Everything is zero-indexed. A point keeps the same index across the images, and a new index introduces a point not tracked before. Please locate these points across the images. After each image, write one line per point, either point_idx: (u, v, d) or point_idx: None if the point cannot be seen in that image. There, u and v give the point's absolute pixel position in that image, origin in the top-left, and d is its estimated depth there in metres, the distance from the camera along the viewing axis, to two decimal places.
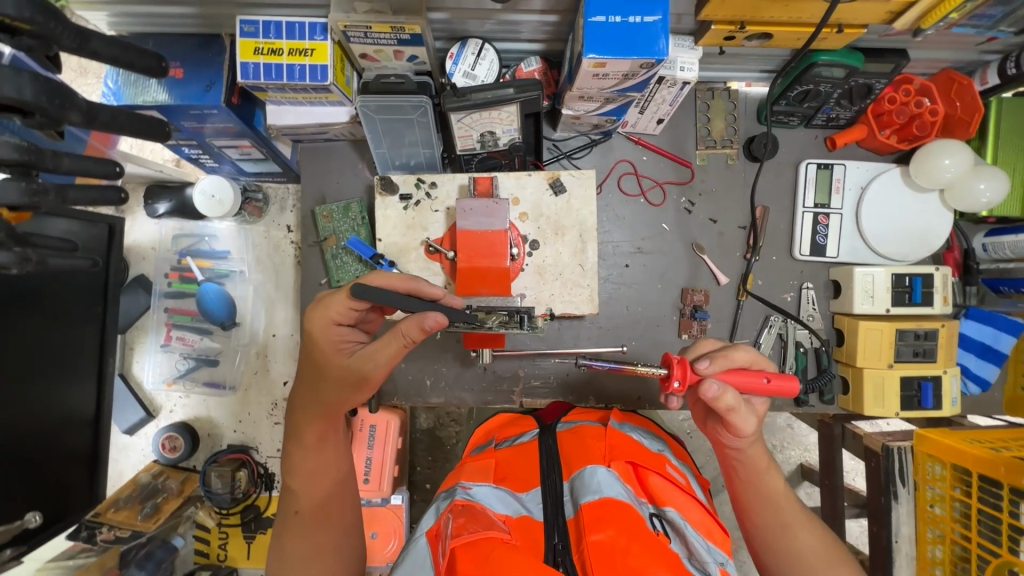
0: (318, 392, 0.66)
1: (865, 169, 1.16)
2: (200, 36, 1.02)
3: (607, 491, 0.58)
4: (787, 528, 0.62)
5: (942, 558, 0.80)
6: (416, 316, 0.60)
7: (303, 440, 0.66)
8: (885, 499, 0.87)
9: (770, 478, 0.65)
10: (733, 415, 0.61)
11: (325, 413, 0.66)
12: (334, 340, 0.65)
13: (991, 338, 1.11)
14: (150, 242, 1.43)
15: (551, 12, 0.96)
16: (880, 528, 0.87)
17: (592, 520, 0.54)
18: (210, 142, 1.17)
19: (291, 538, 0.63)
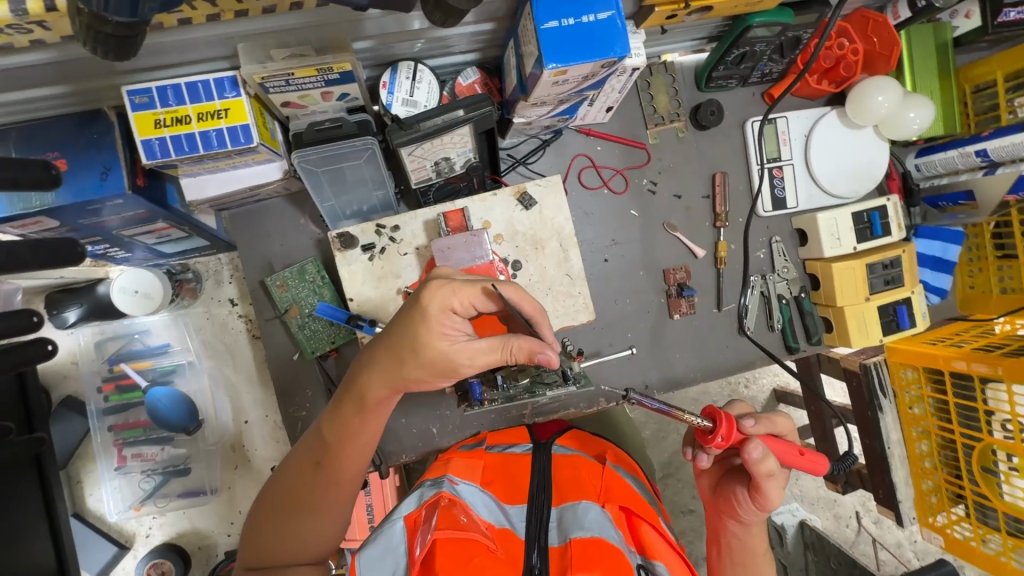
0: (397, 367, 0.61)
1: (804, 117, 1.24)
2: (76, 116, 0.85)
3: (594, 525, 0.71)
4: None
5: (930, 449, 1.03)
6: (536, 344, 0.58)
7: (362, 400, 0.64)
8: (874, 412, 1.06)
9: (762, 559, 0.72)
10: (770, 481, 0.64)
11: (394, 386, 0.62)
12: (442, 325, 0.58)
13: (940, 250, 1.26)
14: (69, 358, 1.23)
15: (486, 20, 0.88)
16: (873, 439, 1.05)
17: (586, 560, 0.65)
18: (118, 235, 0.99)
19: (298, 481, 0.68)
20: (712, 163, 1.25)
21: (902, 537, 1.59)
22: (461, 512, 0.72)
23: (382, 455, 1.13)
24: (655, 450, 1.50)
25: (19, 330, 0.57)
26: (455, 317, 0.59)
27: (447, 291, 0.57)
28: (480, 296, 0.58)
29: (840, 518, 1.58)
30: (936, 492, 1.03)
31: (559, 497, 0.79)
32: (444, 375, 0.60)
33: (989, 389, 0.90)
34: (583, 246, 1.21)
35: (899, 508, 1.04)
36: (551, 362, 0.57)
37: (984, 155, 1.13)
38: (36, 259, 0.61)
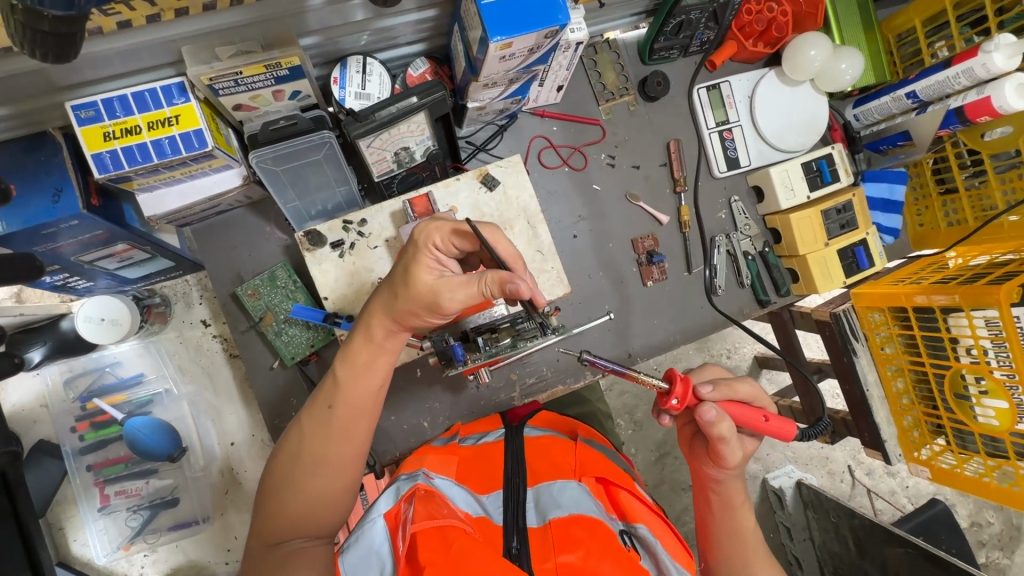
0: (392, 302, 0.66)
1: (745, 79, 1.30)
2: (21, 140, 0.83)
3: (570, 505, 0.75)
4: (749, 567, 0.68)
5: (905, 386, 1.08)
6: (507, 275, 0.59)
7: (371, 334, 0.69)
8: (848, 358, 1.10)
9: (742, 516, 0.70)
10: (725, 444, 0.64)
11: (395, 320, 0.67)
12: (429, 259, 0.64)
13: (887, 192, 1.32)
14: (38, 400, 1.19)
15: (428, 6, 0.90)
16: (853, 384, 1.10)
17: (565, 541, 0.68)
18: (76, 261, 0.96)
19: (312, 440, 0.69)
20: (665, 132, 1.30)
21: (894, 484, 1.63)
22: (438, 501, 0.72)
23: (376, 455, 1.11)
24: (650, 431, 1.51)
25: None
26: (439, 252, 0.64)
27: (431, 229, 0.64)
28: (461, 232, 0.64)
29: (834, 474, 1.62)
30: (917, 427, 1.08)
31: (535, 478, 0.83)
32: (430, 310, 0.64)
33: (952, 318, 0.93)
34: (550, 224, 1.23)
35: (884, 446, 1.10)
36: (520, 290, 0.57)
37: (914, 96, 1.19)
38: None
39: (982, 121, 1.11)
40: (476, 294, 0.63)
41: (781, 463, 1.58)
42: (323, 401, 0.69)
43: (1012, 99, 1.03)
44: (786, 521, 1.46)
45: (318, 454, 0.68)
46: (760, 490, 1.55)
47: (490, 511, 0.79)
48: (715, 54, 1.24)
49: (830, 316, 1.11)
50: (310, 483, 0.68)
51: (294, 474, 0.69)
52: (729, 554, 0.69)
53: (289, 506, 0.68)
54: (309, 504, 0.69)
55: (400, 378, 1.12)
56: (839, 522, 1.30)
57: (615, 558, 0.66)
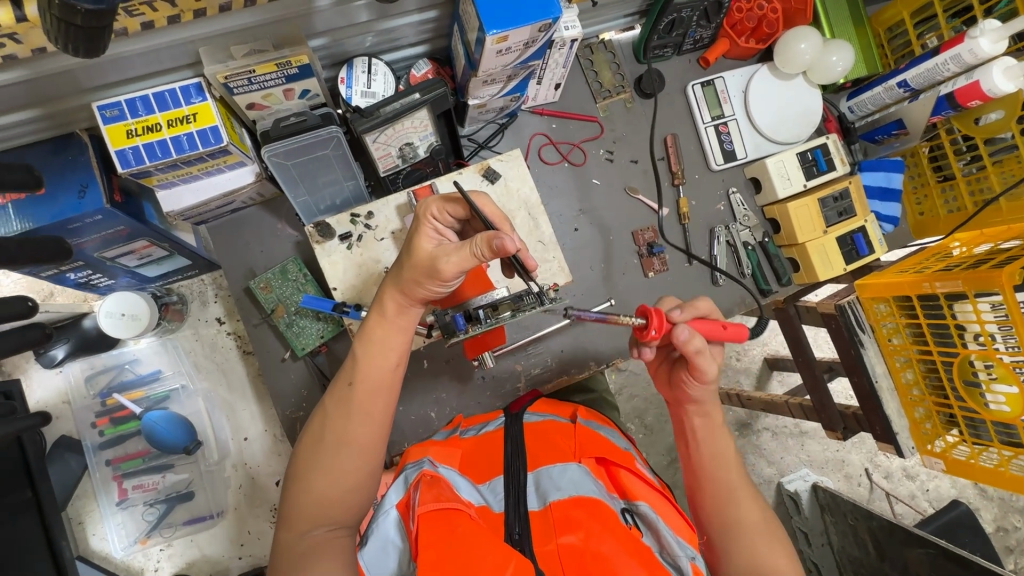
0: (400, 275, 0.74)
1: (738, 75, 1.33)
2: (50, 141, 0.88)
3: (569, 487, 0.75)
4: (733, 499, 0.73)
5: (914, 377, 1.08)
6: (493, 233, 0.66)
7: (384, 309, 0.73)
8: (857, 350, 1.10)
9: (721, 449, 0.77)
10: (701, 357, 0.70)
11: (403, 293, 0.73)
12: (429, 229, 0.74)
13: (884, 180, 1.33)
14: (60, 397, 1.23)
15: (429, 8, 0.96)
16: (862, 376, 1.10)
17: (565, 523, 0.69)
18: (99, 258, 1.00)
19: (332, 419, 0.69)
20: (663, 127, 1.33)
21: (914, 488, 1.60)
22: (444, 485, 0.71)
23: (385, 446, 1.13)
24: (660, 435, 1.50)
25: (16, 316, 0.60)
26: (438, 223, 0.74)
27: (429, 203, 0.75)
28: (453, 201, 0.74)
29: (851, 478, 1.59)
30: (929, 418, 1.08)
31: (535, 462, 0.81)
32: (430, 275, 0.69)
33: (956, 305, 0.96)
34: (551, 218, 1.27)
35: (897, 440, 1.09)
36: (502, 242, 0.63)
37: (905, 85, 1.21)
38: (23, 253, 0.64)
39: (973, 106, 1.12)
40: (470, 258, 0.68)
41: (796, 467, 1.57)
42: (343, 379, 0.71)
43: (1001, 82, 1.04)
44: (803, 526, 1.43)
45: (339, 432, 0.68)
46: (776, 494, 1.53)
47: (496, 497, 0.78)
48: (709, 51, 1.28)
49: (836, 308, 1.12)
50: (331, 463, 0.67)
51: (316, 456, 0.68)
52: (712, 483, 0.75)
53: (310, 489, 0.66)
54: (331, 487, 0.66)
55: (408, 371, 1.15)
56: (855, 524, 1.25)
57: (616, 535, 0.68)
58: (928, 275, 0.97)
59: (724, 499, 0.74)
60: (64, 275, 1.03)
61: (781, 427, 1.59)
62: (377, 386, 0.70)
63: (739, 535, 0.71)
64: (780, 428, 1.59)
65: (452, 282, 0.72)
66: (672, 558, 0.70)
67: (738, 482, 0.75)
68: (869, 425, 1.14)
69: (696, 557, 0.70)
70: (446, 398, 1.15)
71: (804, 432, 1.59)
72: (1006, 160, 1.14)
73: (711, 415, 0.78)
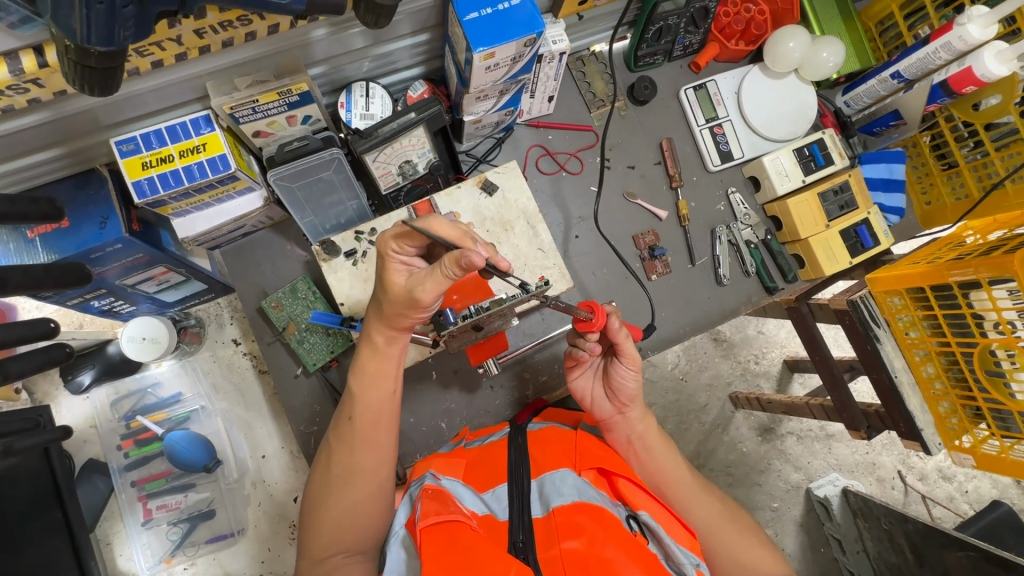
0: (380, 311, 0.74)
1: (730, 76, 1.35)
2: (72, 177, 0.94)
3: (572, 492, 0.74)
4: (691, 500, 0.83)
5: (936, 370, 1.06)
6: (457, 252, 0.65)
7: (374, 343, 0.75)
8: (873, 345, 1.08)
9: (668, 457, 0.87)
10: (624, 341, 0.84)
11: (389, 325, 0.74)
12: (395, 262, 0.73)
13: (886, 171, 1.33)
14: (88, 421, 1.28)
15: (421, 31, 1.00)
16: (881, 372, 1.08)
17: (568, 528, 0.68)
18: (120, 285, 1.05)
19: (338, 452, 0.73)
20: (658, 132, 1.36)
21: (952, 490, 1.55)
22: (448, 499, 0.71)
23: (398, 458, 1.14)
24: (682, 443, 1.47)
25: (39, 336, 0.64)
26: (402, 256, 0.73)
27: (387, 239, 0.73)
28: (406, 232, 0.71)
29: (884, 481, 1.53)
30: (955, 413, 1.06)
31: (538, 469, 0.81)
32: (411, 306, 0.70)
33: (972, 295, 0.95)
34: (552, 226, 1.29)
35: (923, 436, 1.06)
36: (470, 260, 0.63)
37: (898, 76, 1.20)
38: (47, 279, 0.69)
39: (969, 91, 1.12)
40: (445, 281, 0.69)
41: (824, 472, 1.51)
42: (345, 413, 0.75)
43: (994, 67, 1.04)
44: (837, 533, 1.41)
45: (346, 464, 0.72)
46: (805, 500, 1.48)
47: (499, 507, 0.77)
48: (699, 55, 1.31)
49: (849, 303, 1.09)
50: (342, 495, 0.70)
51: (327, 489, 0.72)
52: (675, 491, 0.84)
53: (324, 521, 0.70)
54: (343, 518, 0.69)
55: (417, 383, 1.17)
56: (891, 528, 1.24)
57: (619, 542, 0.67)
58: (945, 263, 0.96)
59: (685, 500, 0.84)
60: (89, 303, 1.09)
61: (806, 430, 1.52)
62: (376, 414, 0.74)
63: (713, 536, 0.81)
64: (805, 432, 1.52)
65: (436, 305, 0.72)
66: (675, 565, 0.71)
67: (692, 483, 0.85)
68: (893, 424, 1.11)
69: (699, 564, 0.71)
70: (455, 407, 1.17)
71: (830, 435, 1.53)
72: (1013, 143, 1.12)
73: (644, 416, 0.89)
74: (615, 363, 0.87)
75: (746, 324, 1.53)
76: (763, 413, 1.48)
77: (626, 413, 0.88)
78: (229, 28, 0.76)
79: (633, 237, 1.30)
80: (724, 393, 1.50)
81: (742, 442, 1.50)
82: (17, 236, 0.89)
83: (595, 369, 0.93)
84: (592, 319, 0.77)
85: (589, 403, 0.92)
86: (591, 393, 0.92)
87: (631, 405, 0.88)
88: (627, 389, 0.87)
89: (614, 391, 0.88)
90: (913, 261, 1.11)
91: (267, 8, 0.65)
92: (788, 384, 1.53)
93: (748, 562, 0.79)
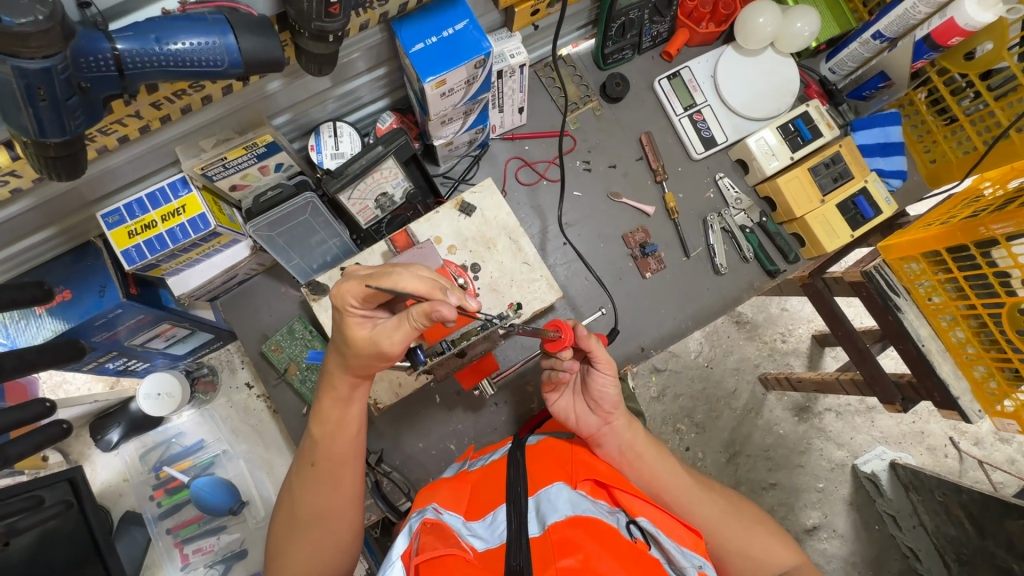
0: (342, 358, 0.68)
1: (705, 60, 1.31)
2: (69, 253, 0.99)
3: (566, 507, 0.71)
4: (692, 499, 0.82)
5: (965, 336, 0.99)
6: (425, 306, 0.60)
7: (335, 388, 0.71)
8: (894, 315, 1.03)
9: (662, 460, 0.85)
10: (596, 351, 0.83)
11: (353, 373, 0.69)
12: (354, 314, 0.66)
13: (882, 136, 1.27)
14: (121, 475, 1.34)
15: (377, 65, 1.02)
16: (907, 344, 1.02)
17: (565, 546, 0.64)
18: (130, 345, 1.09)
19: (304, 500, 0.70)
20: (636, 127, 1.33)
21: (1012, 452, 1.46)
22: (447, 533, 0.68)
23: (413, 484, 1.15)
24: (715, 432, 1.41)
25: (37, 416, 0.68)
26: (359, 309, 0.66)
27: (343, 289, 0.64)
28: (365, 283, 0.62)
29: (935, 450, 1.46)
30: (992, 377, 0.98)
31: (534, 488, 0.78)
32: (378, 359, 0.66)
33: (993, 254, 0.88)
34: (539, 236, 1.28)
35: (960, 405, 1.00)
36: (441, 313, 0.59)
37: (881, 35, 1.14)
38: (42, 357, 0.73)
39: (956, 42, 1.06)
40: (413, 330, 0.64)
41: (869, 446, 1.44)
42: (305, 459, 0.72)
43: (977, 14, 0.98)
44: (889, 509, 1.36)
45: (312, 507, 0.70)
46: (852, 478, 1.41)
47: (498, 531, 0.73)
48: (669, 45, 1.28)
49: (864, 273, 1.04)
50: (311, 541, 0.69)
51: (292, 534, 0.70)
52: (674, 495, 0.83)
53: (295, 568, 0.68)
54: (313, 565, 0.68)
55: (422, 406, 1.18)
56: (946, 500, 1.21)
57: (614, 554, 0.64)
58: (961, 223, 0.91)
59: (686, 499, 0.82)
60: (104, 365, 1.14)
61: (844, 406, 1.45)
62: (341, 456, 0.71)
63: (720, 536, 0.80)
64: (843, 407, 1.45)
65: (405, 353, 0.69)
66: (678, 569, 0.68)
67: (689, 484, 0.84)
68: (927, 395, 1.04)
69: (702, 566, 0.70)
70: (463, 426, 1.18)
71: (870, 407, 1.46)
72: (1017, 86, 1.04)
73: (630, 424, 0.87)
74: (591, 373, 0.85)
75: (768, 304, 1.47)
76: (797, 392, 1.41)
77: (612, 423, 0.86)
78: (184, 95, 0.78)
79: (622, 238, 1.28)
80: (753, 375, 1.44)
81: (778, 424, 1.42)
82: (26, 313, 0.94)
83: (574, 386, 0.92)
84: (559, 337, 0.79)
85: (574, 423, 0.90)
86: (574, 412, 0.90)
87: (617, 414, 0.86)
88: (608, 397, 0.85)
89: (596, 401, 0.86)
90: (918, 226, 1.04)
91: (207, 77, 0.66)
92: (819, 360, 1.47)
93: (755, 554, 0.79)
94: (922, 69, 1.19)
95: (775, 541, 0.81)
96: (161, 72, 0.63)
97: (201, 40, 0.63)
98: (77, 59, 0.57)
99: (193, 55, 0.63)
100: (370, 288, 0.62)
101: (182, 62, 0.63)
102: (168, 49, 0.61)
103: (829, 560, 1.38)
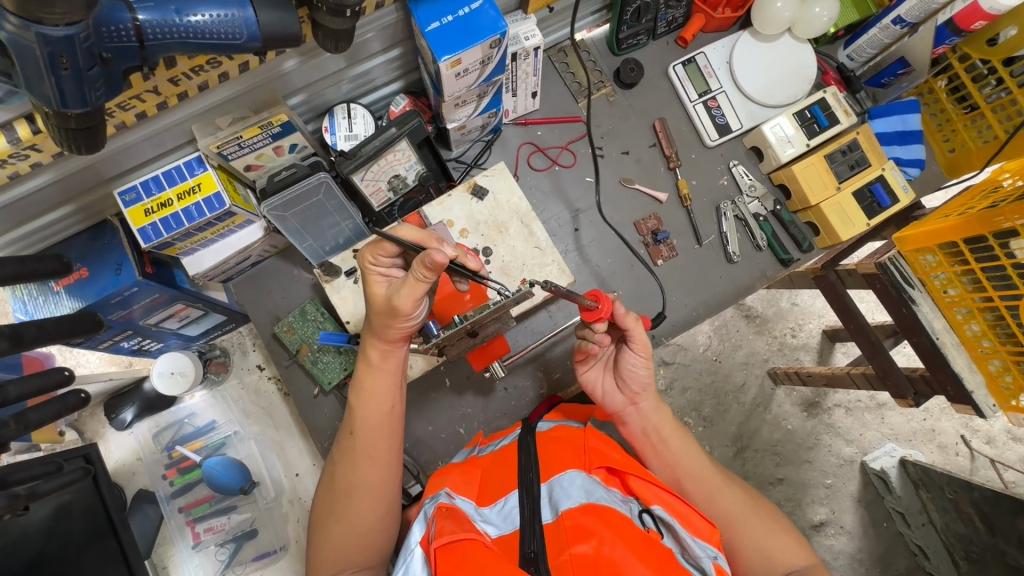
0: (369, 322, 0.74)
1: (720, 45, 1.30)
2: (87, 230, 1.00)
3: (580, 494, 0.70)
4: (713, 490, 0.79)
5: (982, 330, 0.96)
6: (423, 253, 0.65)
7: (368, 357, 0.75)
8: (909, 308, 1.00)
9: (687, 451, 0.82)
10: (634, 326, 0.82)
11: (381, 338, 0.73)
12: (375, 273, 0.73)
13: (900, 124, 1.24)
14: (133, 455, 1.35)
15: (392, 47, 1.02)
16: (921, 336, 0.99)
17: (577, 532, 0.63)
18: (144, 324, 1.10)
19: (341, 469, 0.72)
20: (650, 114, 1.32)
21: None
22: (464, 517, 0.66)
23: (421, 468, 1.15)
24: (723, 426, 1.40)
25: (55, 384, 0.68)
26: (380, 268, 0.73)
27: (364, 252, 0.73)
28: (380, 242, 0.71)
29: (947, 448, 1.43)
30: (1008, 372, 0.96)
31: (547, 473, 0.76)
32: (392, 316, 0.69)
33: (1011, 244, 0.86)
34: (550, 222, 1.28)
35: (974, 400, 0.97)
36: (432, 256, 0.62)
37: (901, 21, 1.11)
38: (60, 329, 0.74)
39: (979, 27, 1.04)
40: (419, 286, 0.67)
41: (880, 442, 1.41)
42: (346, 429, 0.74)
43: None
44: (899, 506, 1.34)
45: (350, 478, 0.71)
46: (861, 474, 1.39)
47: (511, 518, 0.71)
48: (684, 30, 1.28)
49: (877, 266, 1.02)
50: (345, 512, 0.69)
51: (332, 506, 0.71)
52: (695, 486, 0.80)
53: (335, 539, 0.69)
54: (351, 536, 0.69)
55: (431, 391, 1.18)
56: (956, 498, 1.21)
57: (626, 541, 0.62)
58: (981, 212, 0.88)
59: (707, 492, 0.79)
60: (119, 344, 1.15)
61: (856, 401, 1.41)
62: (376, 427, 0.73)
63: (736, 528, 0.76)
64: (854, 404, 1.42)
65: (419, 313, 0.71)
66: (693, 559, 0.66)
67: (714, 473, 0.81)
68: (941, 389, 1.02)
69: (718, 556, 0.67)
70: (472, 412, 1.19)
71: (881, 403, 1.43)
72: None
73: (658, 407, 0.86)
74: (625, 351, 0.86)
75: (779, 297, 1.45)
76: (807, 387, 1.39)
77: (639, 405, 0.86)
78: (201, 72, 0.78)
79: (635, 224, 1.27)
80: (762, 369, 1.43)
81: (787, 419, 1.41)
82: (45, 290, 0.95)
83: (606, 361, 0.93)
84: (597, 306, 0.79)
85: (601, 397, 0.90)
86: (602, 386, 0.91)
87: (644, 395, 0.86)
88: (638, 377, 0.86)
89: (626, 380, 0.87)
90: (940, 216, 1.01)
91: (225, 49, 0.66)
92: (830, 354, 1.45)
93: (773, 550, 0.75)
94: (942, 56, 1.16)
95: (794, 541, 0.76)
96: (181, 44, 0.63)
97: (221, 12, 0.63)
98: (99, 28, 0.57)
99: (213, 27, 0.63)
100: (384, 244, 0.70)
101: (202, 34, 0.63)
102: (188, 21, 0.62)
103: (836, 556, 1.36)
